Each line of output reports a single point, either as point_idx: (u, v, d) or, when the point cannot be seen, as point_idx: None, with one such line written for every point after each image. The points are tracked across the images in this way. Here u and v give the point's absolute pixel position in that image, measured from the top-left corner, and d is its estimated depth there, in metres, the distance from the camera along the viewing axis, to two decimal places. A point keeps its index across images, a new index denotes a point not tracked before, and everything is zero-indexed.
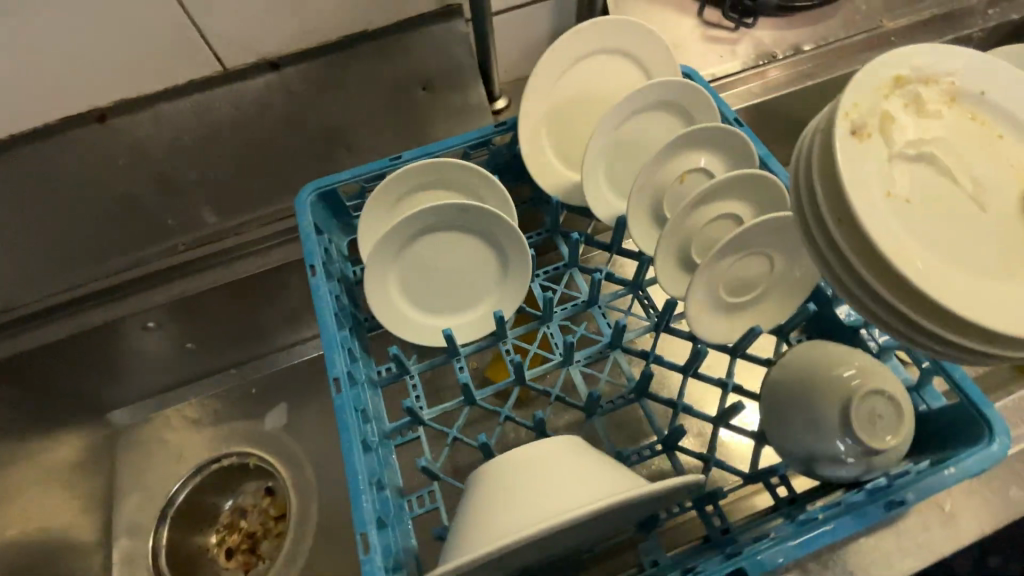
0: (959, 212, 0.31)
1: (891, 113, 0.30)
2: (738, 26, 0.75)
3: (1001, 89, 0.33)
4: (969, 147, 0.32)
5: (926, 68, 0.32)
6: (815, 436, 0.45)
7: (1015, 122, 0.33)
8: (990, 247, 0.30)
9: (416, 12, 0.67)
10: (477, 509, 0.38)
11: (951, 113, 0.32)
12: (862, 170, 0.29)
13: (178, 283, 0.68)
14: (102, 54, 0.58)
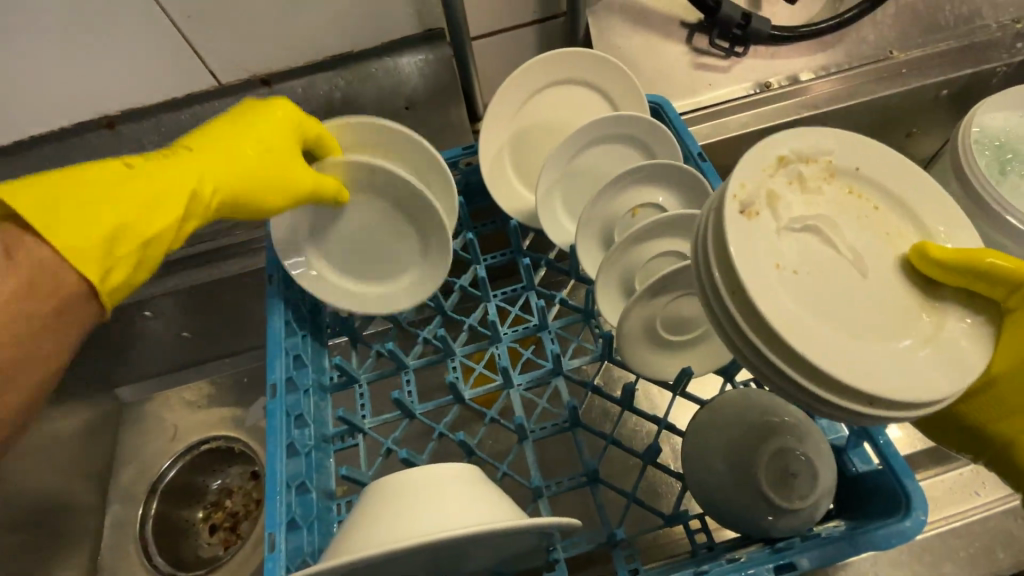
0: (840, 276, 0.36)
1: (776, 191, 0.36)
2: (729, 54, 0.72)
3: (871, 166, 0.40)
4: (850, 215, 0.38)
5: (806, 151, 0.39)
6: (727, 487, 0.44)
7: (886, 193, 0.40)
8: (871, 310, 0.35)
9: (400, 34, 0.69)
10: (364, 518, 0.39)
11: (833, 188, 0.39)
12: (749, 244, 0.33)
13: (173, 277, 0.75)
14: (108, 67, 0.63)
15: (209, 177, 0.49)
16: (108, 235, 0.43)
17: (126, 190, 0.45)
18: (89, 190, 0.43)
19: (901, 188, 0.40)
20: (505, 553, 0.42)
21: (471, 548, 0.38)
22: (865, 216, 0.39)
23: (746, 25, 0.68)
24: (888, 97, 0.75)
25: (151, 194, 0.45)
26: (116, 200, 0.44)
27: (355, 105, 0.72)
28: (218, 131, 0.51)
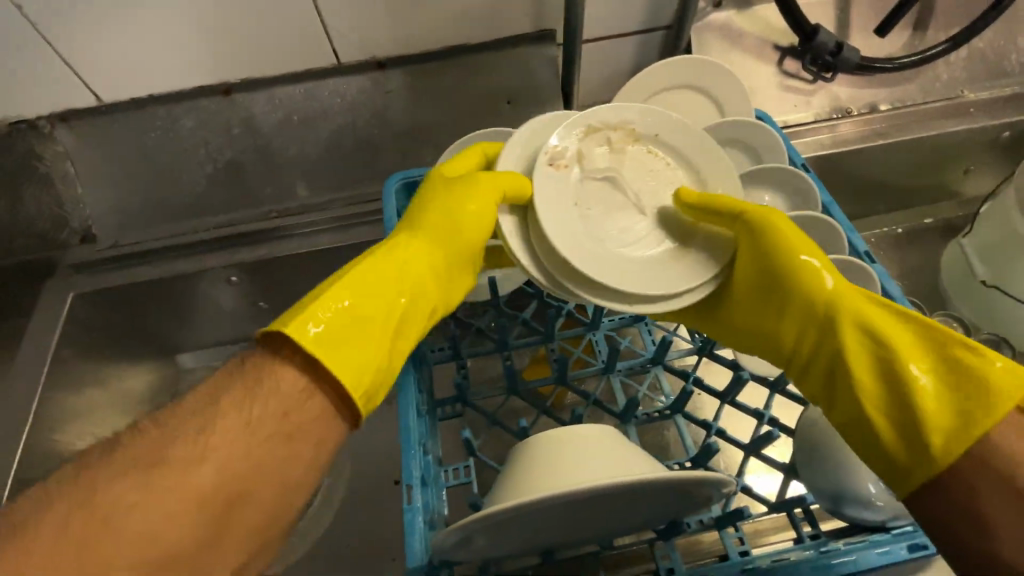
0: (619, 212, 0.50)
1: (585, 149, 0.50)
2: (816, 78, 0.76)
3: (671, 134, 0.53)
4: (642, 170, 0.52)
5: (614, 120, 0.52)
6: (846, 471, 0.46)
7: (681, 157, 0.53)
8: (633, 235, 0.50)
9: (513, 32, 0.72)
10: (527, 471, 0.41)
11: (636, 149, 0.53)
12: (551, 185, 0.47)
13: (264, 246, 0.75)
14: (241, 36, 0.66)
15: (431, 257, 0.49)
16: (376, 343, 0.43)
17: (369, 299, 0.44)
18: (338, 310, 0.42)
19: (697, 156, 0.52)
20: (641, 516, 0.43)
21: (639, 504, 0.40)
22: (657, 171, 0.52)
23: (837, 53, 0.72)
24: (956, 133, 0.79)
25: (392, 296, 0.46)
26: (378, 307, 0.44)
27: (461, 93, 0.74)
28: (441, 207, 0.50)
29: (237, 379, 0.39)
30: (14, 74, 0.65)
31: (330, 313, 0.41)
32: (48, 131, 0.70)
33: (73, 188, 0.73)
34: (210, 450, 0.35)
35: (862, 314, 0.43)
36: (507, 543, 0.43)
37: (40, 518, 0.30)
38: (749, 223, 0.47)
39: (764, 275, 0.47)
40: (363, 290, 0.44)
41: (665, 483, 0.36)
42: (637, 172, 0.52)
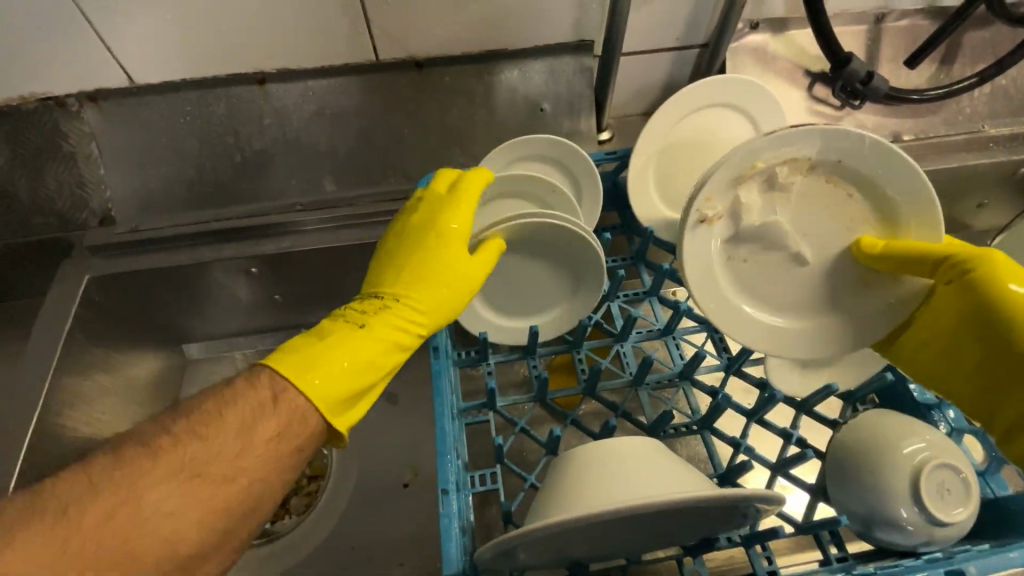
0: (782, 259, 0.50)
1: (740, 197, 0.47)
2: (845, 105, 0.78)
3: (853, 157, 0.46)
4: (819, 200, 0.48)
5: (775, 155, 0.45)
6: (882, 497, 0.46)
7: (856, 176, 0.47)
8: (798, 284, 0.50)
9: (551, 41, 0.73)
10: (571, 483, 0.40)
11: (806, 180, 0.47)
12: (699, 249, 0.49)
13: (287, 239, 0.74)
14: (282, 27, 0.66)
15: (419, 319, 0.51)
16: (358, 386, 0.45)
17: (363, 351, 0.46)
18: (330, 352, 0.45)
19: (878, 174, 0.46)
20: (678, 531, 0.42)
21: (677, 520, 0.39)
22: (837, 202, 0.48)
23: (867, 82, 0.74)
24: (977, 166, 0.80)
25: (381, 350, 0.48)
26: (371, 361, 0.47)
27: (495, 97, 0.74)
28: (417, 269, 0.52)
29: (261, 409, 0.41)
30: (49, 50, 0.64)
31: (316, 356, 0.44)
32: (75, 110, 0.69)
33: (97, 169, 0.72)
34: (236, 471, 0.38)
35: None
36: (541, 554, 0.42)
37: (88, 509, 0.33)
38: (959, 267, 0.43)
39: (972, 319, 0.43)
40: (353, 344, 0.46)
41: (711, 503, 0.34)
42: (808, 206, 0.48)
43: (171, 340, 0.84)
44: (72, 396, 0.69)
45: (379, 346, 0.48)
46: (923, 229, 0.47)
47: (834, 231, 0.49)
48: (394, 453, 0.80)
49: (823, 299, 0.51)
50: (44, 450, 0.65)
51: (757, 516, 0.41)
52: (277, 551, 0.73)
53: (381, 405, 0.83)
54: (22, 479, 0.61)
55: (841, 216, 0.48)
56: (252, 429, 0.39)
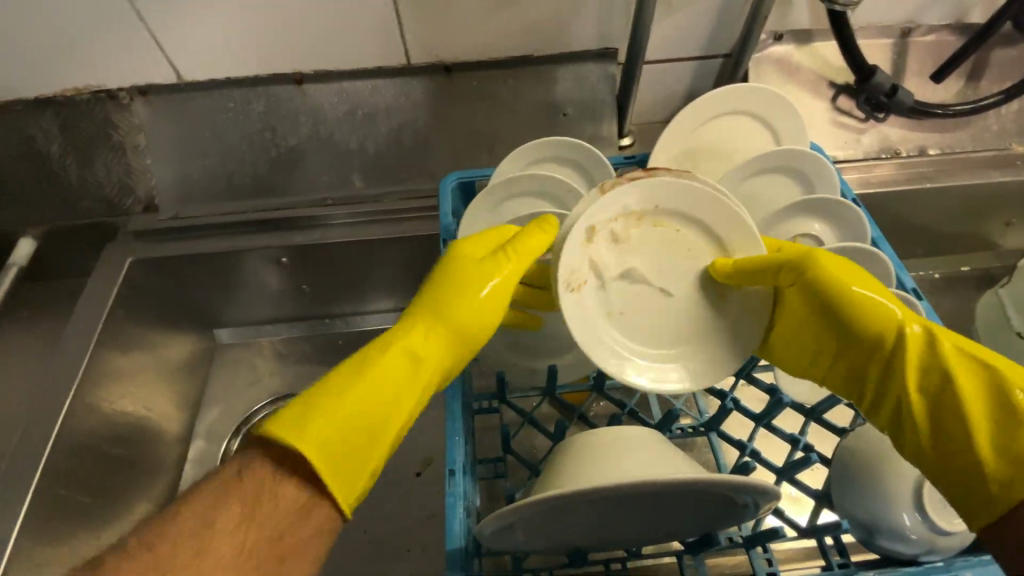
0: (653, 303, 0.51)
1: (594, 257, 0.49)
2: (869, 118, 0.78)
3: (666, 197, 0.50)
4: (654, 243, 0.51)
5: (610, 214, 0.50)
6: (884, 503, 0.46)
7: (681, 217, 0.51)
8: (671, 320, 0.51)
9: (577, 48, 0.75)
10: (575, 468, 0.42)
11: (641, 230, 0.51)
12: (580, 311, 0.48)
13: (317, 231, 0.77)
14: (321, 31, 0.70)
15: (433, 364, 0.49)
16: (360, 439, 0.44)
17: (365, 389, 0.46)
18: (360, 393, 0.45)
19: (692, 210, 0.51)
20: (678, 524, 0.44)
21: (676, 509, 0.41)
22: (670, 239, 0.51)
23: (892, 95, 0.74)
24: (1004, 183, 0.79)
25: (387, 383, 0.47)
26: (382, 395, 0.46)
27: (519, 101, 0.77)
28: (455, 298, 0.51)
29: (222, 492, 0.39)
30: (106, 46, 0.69)
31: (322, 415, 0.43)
32: (126, 103, 0.74)
33: (143, 159, 0.76)
34: (201, 574, 0.36)
35: (952, 356, 0.43)
36: (541, 538, 0.44)
37: None
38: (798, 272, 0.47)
39: (820, 310, 0.48)
40: (361, 390, 0.46)
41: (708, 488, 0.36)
42: (650, 249, 0.51)
43: (203, 324, 0.89)
44: (109, 370, 0.73)
45: (394, 395, 0.47)
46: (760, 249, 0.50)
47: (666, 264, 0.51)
48: (406, 443, 0.82)
49: (684, 332, 0.52)
50: (80, 419, 0.68)
51: (757, 511, 0.42)
52: None
53: None
54: (59, 444, 0.65)
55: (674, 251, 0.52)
56: (218, 515, 0.38)
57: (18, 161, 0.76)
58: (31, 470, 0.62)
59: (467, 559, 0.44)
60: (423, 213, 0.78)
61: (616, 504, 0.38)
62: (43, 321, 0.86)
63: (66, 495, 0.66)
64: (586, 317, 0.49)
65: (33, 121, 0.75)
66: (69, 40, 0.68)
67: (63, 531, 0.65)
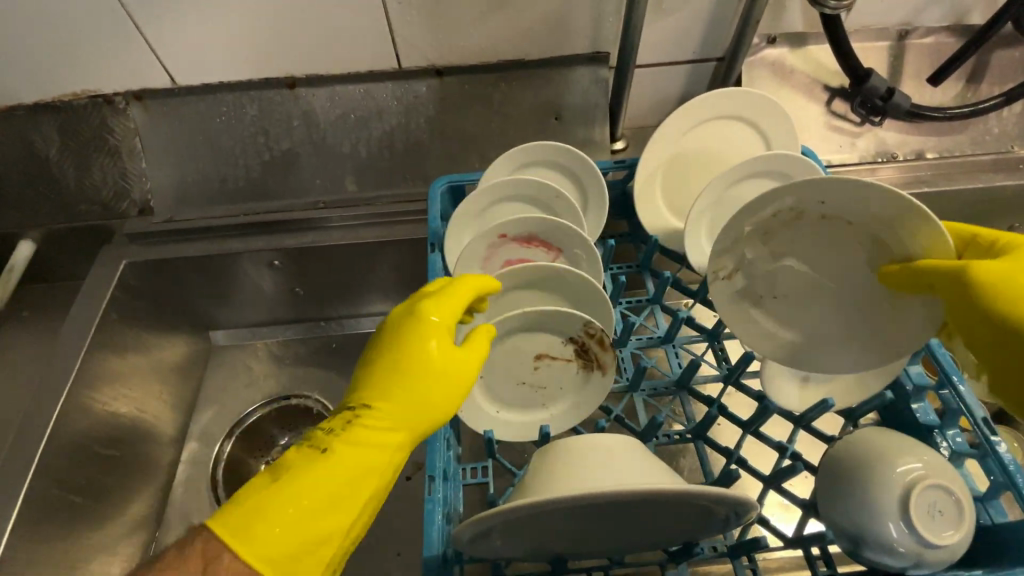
0: (821, 294, 0.51)
1: (748, 254, 0.52)
2: (864, 122, 0.77)
3: (841, 196, 0.45)
4: (820, 235, 0.49)
5: (772, 210, 0.48)
6: (870, 514, 0.45)
7: (857, 216, 0.46)
8: (840, 309, 0.51)
9: (569, 52, 0.75)
10: (552, 475, 0.42)
11: (807, 223, 0.49)
12: (731, 300, 0.54)
13: (310, 235, 0.78)
14: (313, 36, 0.70)
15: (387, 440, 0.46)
16: (311, 532, 0.41)
17: (327, 486, 0.42)
18: (293, 491, 0.41)
19: (868, 208, 0.45)
20: (658, 533, 0.43)
21: (654, 517, 0.40)
22: (845, 233, 0.48)
23: (888, 99, 0.73)
24: (1005, 187, 0.77)
25: (348, 485, 0.43)
26: (339, 483, 0.43)
27: (511, 105, 0.77)
28: (402, 356, 0.48)
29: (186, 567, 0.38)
30: (101, 51, 0.70)
31: (291, 516, 0.41)
32: (122, 108, 0.75)
33: (139, 163, 0.77)
34: None
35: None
36: (520, 545, 0.43)
37: None
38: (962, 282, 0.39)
39: (992, 329, 0.38)
40: (310, 476, 0.42)
41: (682, 496, 0.35)
42: (812, 240, 0.49)
43: (199, 326, 0.89)
44: (103, 372, 0.74)
45: (342, 488, 0.43)
46: (925, 253, 0.43)
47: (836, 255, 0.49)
48: None
49: (848, 321, 0.51)
50: (74, 420, 0.69)
51: (739, 520, 0.41)
52: None
53: None
54: (52, 445, 0.66)
55: (844, 236, 0.48)
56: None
57: (17, 165, 0.77)
58: (22, 470, 0.63)
59: (445, 566, 0.43)
60: (415, 216, 0.78)
61: (592, 511, 0.38)
62: (42, 322, 0.87)
63: (58, 496, 0.66)
64: (731, 303, 0.54)
65: (32, 126, 0.76)
66: (64, 47, 0.69)
67: (55, 533, 0.65)
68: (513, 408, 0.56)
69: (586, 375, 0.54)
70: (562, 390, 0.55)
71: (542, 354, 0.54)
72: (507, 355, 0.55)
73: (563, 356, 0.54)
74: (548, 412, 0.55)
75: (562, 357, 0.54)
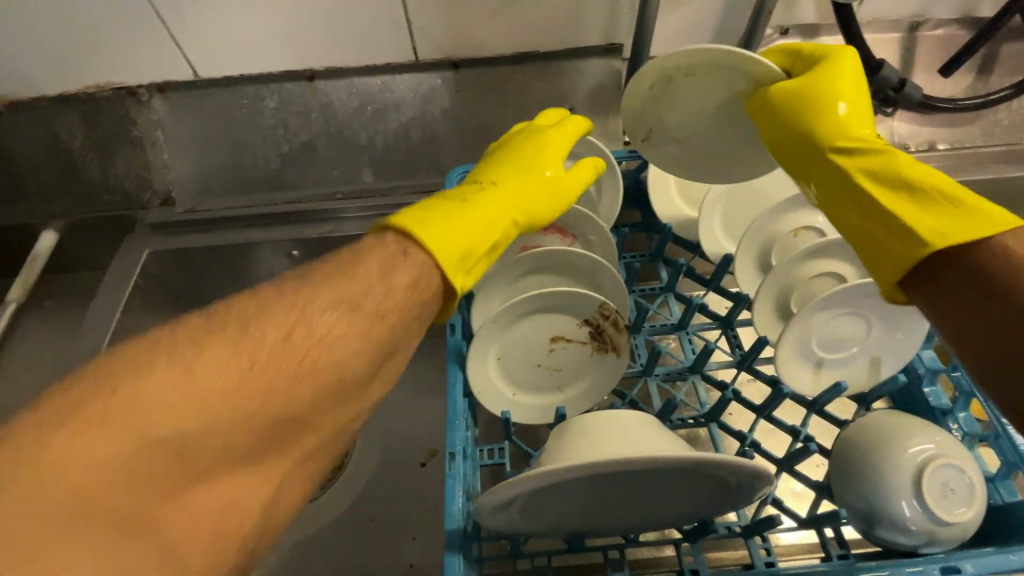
0: (726, 132, 0.55)
1: (654, 116, 0.55)
2: (876, 113, 0.77)
3: (694, 57, 0.48)
4: (692, 87, 0.52)
5: (650, 75, 0.52)
6: (883, 494, 0.46)
7: (715, 65, 0.49)
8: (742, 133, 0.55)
9: (583, 45, 0.76)
10: (571, 450, 0.43)
11: (677, 84, 0.51)
12: (666, 153, 0.58)
13: (327, 225, 0.79)
14: (332, 28, 0.72)
15: (517, 213, 0.53)
16: (467, 244, 0.46)
17: (473, 219, 0.48)
18: (465, 218, 0.48)
19: (715, 58, 0.48)
20: (674, 509, 0.45)
21: (672, 492, 0.41)
22: (713, 83, 0.51)
23: (899, 89, 0.73)
24: (1018, 178, 0.78)
25: (485, 237, 0.49)
26: (486, 225, 0.49)
27: (526, 97, 0.78)
28: (517, 178, 0.54)
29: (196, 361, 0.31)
30: (124, 43, 0.72)
31: (446, 216, 0.46)
32: (145, 99, 0.77)
33: (160, 154, 0.79)
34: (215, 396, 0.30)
35: (907, 163, 0.43)
36: (541, 521, 0.45)
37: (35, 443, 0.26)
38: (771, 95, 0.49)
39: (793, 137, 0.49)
40: (463, 213, 0.48)
41: (700, 467, 0.36)
42: (688, 94, 0.52)
43: None
44: None
45: (491, 229, 0.49)
46: (754, 81, 0.50)
47: (720, 106, 0.53)
48: (414, 434, 0.83)
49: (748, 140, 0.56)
50: None
51: (755, 495, 0.42)
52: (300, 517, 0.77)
53: (407, 387, 0.87)
54: None
55: (706, 92, 0.52)
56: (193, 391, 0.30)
57: (43, 156, 0.79)
58: None
59: (466, 541, 0.45)
60: None
61: (611, 483, 0.39)
62: (65, 310, 0.89)
63: None
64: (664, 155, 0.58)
65: (58, 118, 0.78)
66: (90, 39, 0.71)
67: None
68: (529, 392, 0.56)
69: (600, 356, 0.55)
70: (576, 373, 0.56)
71: (557, 338, 0.55)
72: (524, 339, 0.55)
73: (578, 339, 0.55)
74: (563, 394, 0.57)
75: (576, 340, 0.55)
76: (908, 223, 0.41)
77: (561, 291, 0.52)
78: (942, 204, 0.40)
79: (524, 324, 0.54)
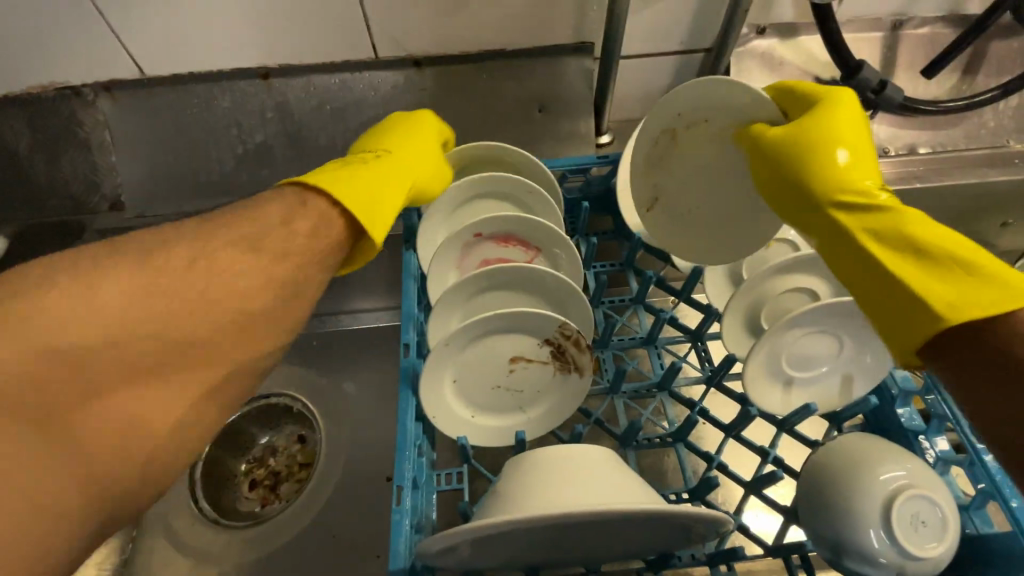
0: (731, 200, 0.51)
1: (654, 178, 0.55)
2: (856, 115, 0.75)
3: (681, 100, 0.48)
4: (693, 141, 0.50)
5: (652, 124, 0.52)
6: (851, 524, 0.44)
7: (713, 114, 0.48)
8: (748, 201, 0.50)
9: (552, 42, 0.73)
10: (523, 486, 0.40)
11: (677, 135, 0.51)
12: (666, 225, 0.56)
13: None
14: (287, 25, 0.68)
15: (417, 171, 0.55)
16: (381, 198, 0.49)
17: (372, 176, 0.50)
18: (369, 179, 0.49)
19: (704, 103, 0.47)
20: (632, 546, 0.42)
21: (625, 534, 0.39)
22: (713, 138, 0.49)
23: (879, 91, 0.70)
24: (1000, 183, 0.75)
25: (389, 184, 0.51)
26: (390, 180, 0.51)
27: (494, 97, 0.74)
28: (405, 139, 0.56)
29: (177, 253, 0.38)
30: (62, 41, 0.67)
31: (360, 174, 0.49)
32: (90, 100, 0.73)
33: (109, 156, 0.75)
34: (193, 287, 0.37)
35: (915, 220, 0.39)
36: (491, 557, 0.42)
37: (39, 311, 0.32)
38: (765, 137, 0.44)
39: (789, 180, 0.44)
40: (365, 174, 0.49)
41: (651, 517, 0.34)
42: (690, 145, 0.51)
43: None
44: None
45: (394, 182, 0.51)
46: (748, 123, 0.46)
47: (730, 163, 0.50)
48: (381, 445, 0.80)
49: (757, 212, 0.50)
50: None
51: (715, 534, 0.40)
52: (263, 533, 0.75)
53: (373, 397, 0.84)
54: None
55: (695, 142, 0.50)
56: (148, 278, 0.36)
57: None
58: None
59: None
60: None
61: (558, 529, 0.36)
62: None
63: None
64: (665, 228, 0.56)
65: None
66: (25, 35, 0.67)
67: None
68: (487, 412, 0.54)
69: (562, 376, 0.53)
70: (538, 393, 0.54)
71: (516, 357, 0.52)
72: (482, 358, 0.52)
73: (538, 359, 0.53)
74: (524, 416, 0.54)
75: (536, 360, 0.53)
76: (915, 291, 0.37)
77: (521, 311, 0.49)
78: (945, 270, 0.37)
79: (482, 343, 0.51)
